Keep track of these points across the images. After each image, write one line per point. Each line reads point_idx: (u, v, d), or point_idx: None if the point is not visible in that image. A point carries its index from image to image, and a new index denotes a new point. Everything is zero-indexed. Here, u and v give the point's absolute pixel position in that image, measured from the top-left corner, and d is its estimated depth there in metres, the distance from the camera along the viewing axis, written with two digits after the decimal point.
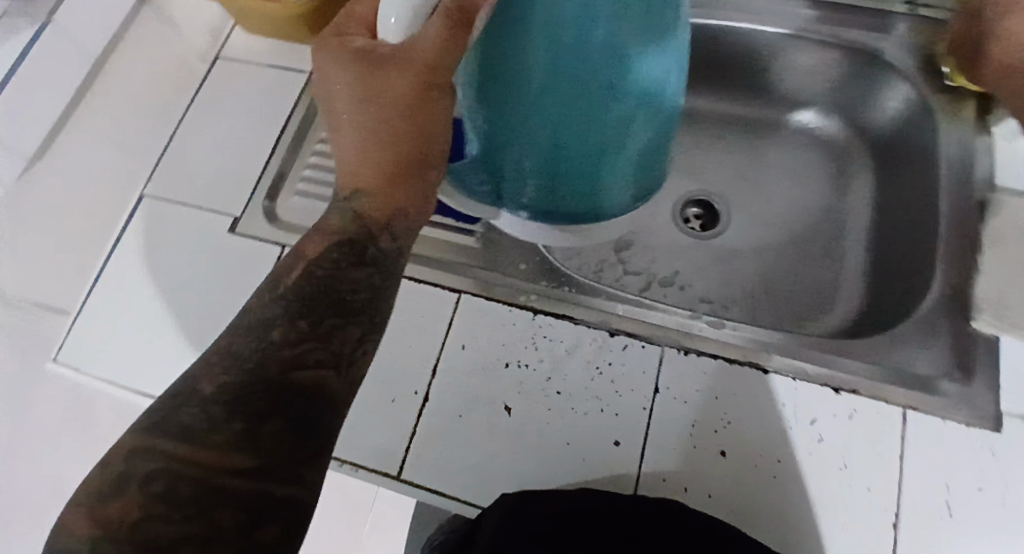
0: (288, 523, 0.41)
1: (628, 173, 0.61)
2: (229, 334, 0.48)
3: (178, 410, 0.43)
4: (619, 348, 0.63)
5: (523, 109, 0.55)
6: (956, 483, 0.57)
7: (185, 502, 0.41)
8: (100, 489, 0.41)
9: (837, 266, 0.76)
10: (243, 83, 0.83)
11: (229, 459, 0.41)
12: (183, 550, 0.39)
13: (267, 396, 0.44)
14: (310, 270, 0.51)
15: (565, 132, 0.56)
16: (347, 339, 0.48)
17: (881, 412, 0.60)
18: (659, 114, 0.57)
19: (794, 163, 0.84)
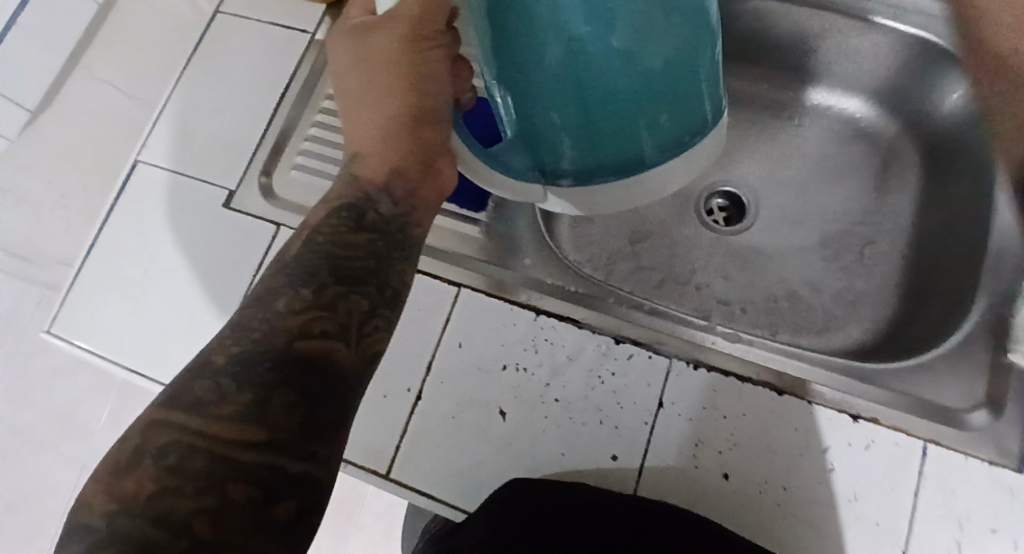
0: (301, 500, 0.40)
1: (680, 120, 0.48)
2: (242, 309, 0.46)
3: (191, 381, 0.43)
4: (624, 357, 0.62)
5: (537, 56, 0.43)
6: (972, 523, 0.55)
7: (200, 475, 0.40)
8: (117, 462, 0.40)
9: (870, 274, 0.71)
10: (243, 42, 0.81)
11: (240, 432, 0.40)
12: (198, 525, 0.38)
13: (271, 368, 0.43)
14: (310, 238, 0.50)
15: (595, 73, 0.44)
16: (355, 310, 0.47)
17: (901, 445, 0.58)
18: (703, 27, 0.44)
19: (828, 155, 0.78)
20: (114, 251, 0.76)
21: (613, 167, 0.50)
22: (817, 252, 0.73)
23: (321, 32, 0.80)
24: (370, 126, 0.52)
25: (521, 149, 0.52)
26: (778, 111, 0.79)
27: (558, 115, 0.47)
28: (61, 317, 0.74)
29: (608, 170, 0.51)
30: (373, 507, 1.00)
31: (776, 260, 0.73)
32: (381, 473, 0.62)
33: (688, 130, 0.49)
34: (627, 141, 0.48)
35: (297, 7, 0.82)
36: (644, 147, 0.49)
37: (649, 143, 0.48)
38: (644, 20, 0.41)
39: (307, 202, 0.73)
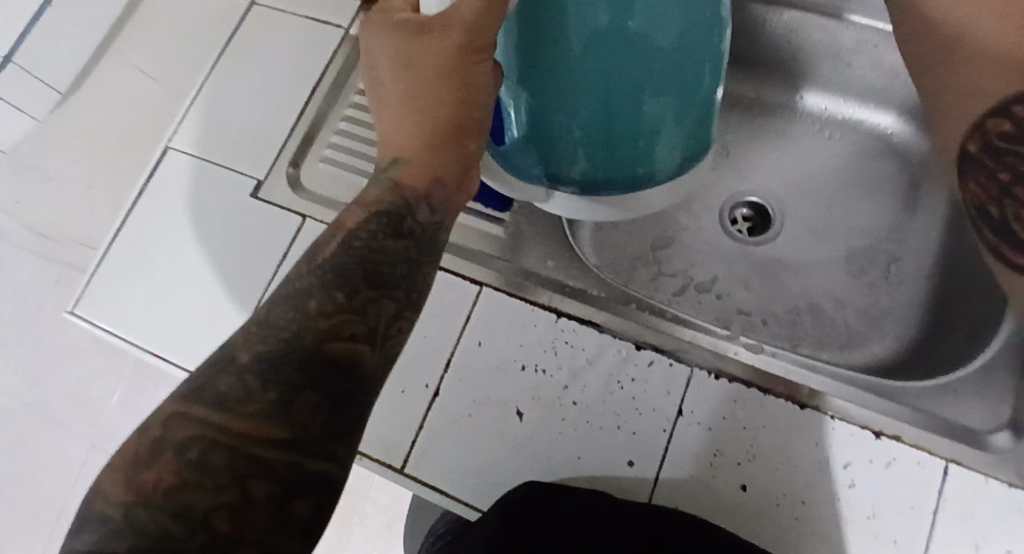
0: (319, 497, 0.40)
1: (681, 143, 0.55)
2: (268, 307, 0.46)
3: (215, 376, 0.42)
4: (644, 363, 0.62)
5: (567, 89, 0.49)
6: (992, 546, 0.54)
7: (221, 471, 0.39)
8: (137, 454, 0.40)
9: (895, 290, 0.70)
10: (277, 33, 0.81)
11: (264, 431, 0.40)
12: (218, 519, 0.38)
13: (298, 368, 0.43)
14: (347, 243, 0.48)
15: (616, 107, 0.50)
16: (380, 314, 0.46)
17: (921, 464, 0.57)
18: (707, 69, 0.50)
19: (856, 169, 0.77)
20: (139, 233, 0.76)
21: (619, 177, 0.56)
22: (842, 266, 0.73)
23: (355, 27, 0.80)
24: (413, 130, 0.51)
25: (539, 160, 0.57)
26: (808, 124, 0.79)
27: (579, 127, 0.52)
28: (85, 298, 0.75)
29: (615, 179, 0.56)
30: (380, 500, 1.00)
31: (800, 273, 0.73)
32: (396, 468, 0.62)
33: (685, 151, 0.56)
34: (638, 151, 0.54)
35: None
36: (650, 159, 0.55)
37: (656, 161, 0.55)
38: (661, 67, 0.48)
39: (333, 195, 0.73)
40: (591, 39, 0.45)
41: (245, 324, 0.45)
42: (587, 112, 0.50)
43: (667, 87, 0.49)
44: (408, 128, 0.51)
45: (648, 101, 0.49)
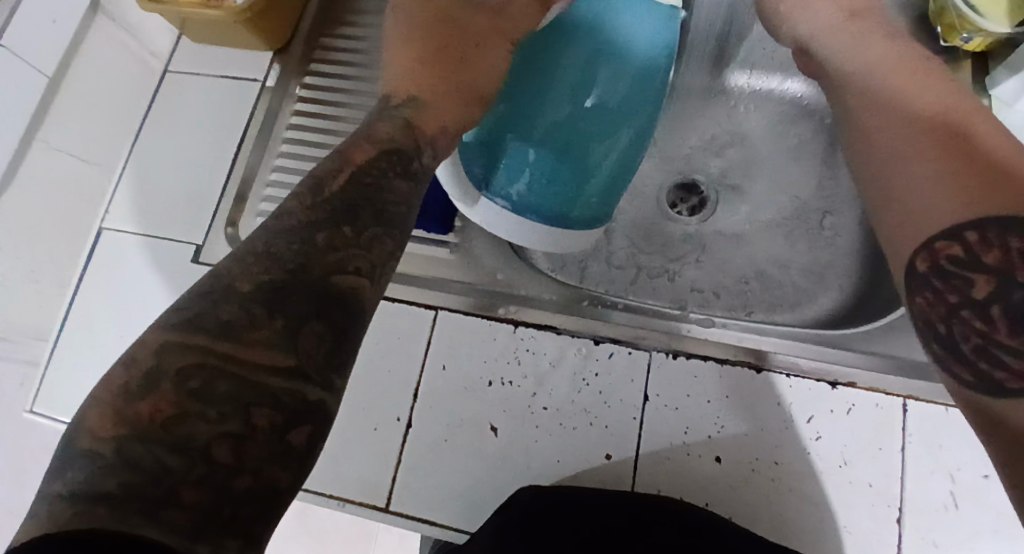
0: (316, 427, 0.38)
1: (605, 193, 0.67)
2: (267, 236, 0.43)
3: (212, 306, 0.40)
4: (605, 357, 0.64)
5: (540, 110, 0.67)
6: (962, 472, 0.58)
7: (223, 399, 0.37)
8: (127, 386, 0.37)
9: (832, 244, 0.73)
10: (195, 97, 0.82)
11: (270, 359, 0.38)
12: (219, 450, 0.35)
13: (303, 297, 0.41)
14: (354, 179, 0.48)
15: (569, 132, 0.67)
16: (382, 250, 0.46)
17: (881, 405, 0.60)
18: (639, 131, 0.69)
19: (781, 134, 0.79)
20: (87, 321, 0.75)
21: (553, 205, 0.64)
22: (780, 230, 0.75)
23: (271, 79, 0.81)
24: (433, 80, 0.61)
25: (484, 161, 0.64)
26: (726, 98, 0.81)
27: (536, 145, 0.65)
28: (40, 396, 0.74)
29: (555, 196, 0.65)
30: (385, 542, 0.98)
31: (742, 244, 0.75)
32: (381, 507, 0.62)
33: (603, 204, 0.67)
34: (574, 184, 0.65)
35: (239, 55, 0.82)
36: (584, 185, 0.66)
37: (587, 194, 0.66)
38: (609, 119, 0.68)
39: None
40: (569, 82, 0.68)
41: (239, 251, 0.43)
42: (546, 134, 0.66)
43: (609, 135, 0.67)
44: (431, 77, 0.61)
45: (594, 142, 0.67)
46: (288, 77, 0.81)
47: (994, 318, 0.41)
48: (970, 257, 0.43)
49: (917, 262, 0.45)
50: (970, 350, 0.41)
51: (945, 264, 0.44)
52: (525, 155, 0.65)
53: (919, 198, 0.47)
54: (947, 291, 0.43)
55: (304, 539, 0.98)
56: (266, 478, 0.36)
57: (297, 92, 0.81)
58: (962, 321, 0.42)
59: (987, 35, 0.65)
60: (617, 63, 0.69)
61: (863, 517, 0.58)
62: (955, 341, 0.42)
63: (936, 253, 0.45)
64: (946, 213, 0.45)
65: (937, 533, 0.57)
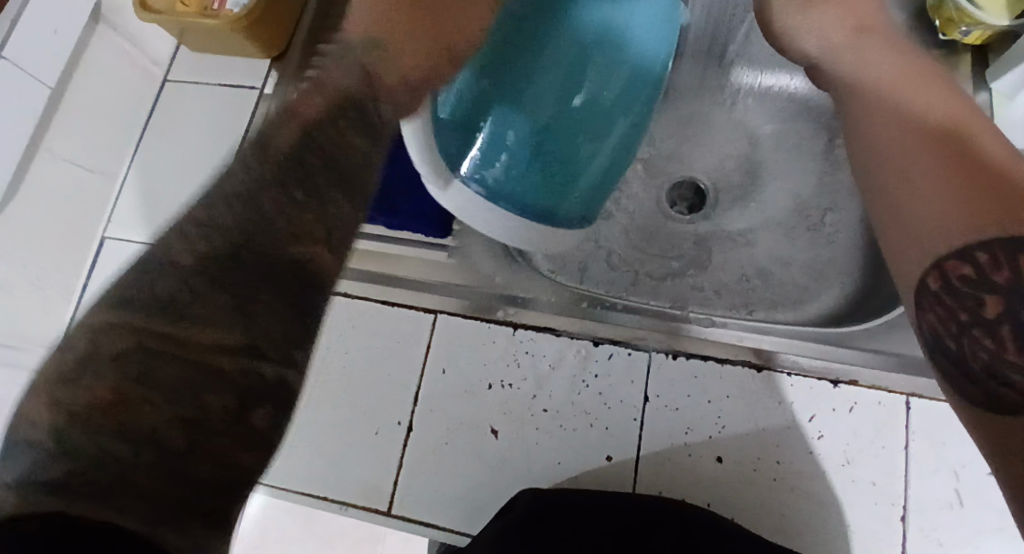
0: (276, 403, 0.38)
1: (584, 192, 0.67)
2: (204, 202, 0.37)
3: (148, 281, 0.36)
4: (604, 358, 0.64)
5: (525, 95, 0.66)
6: (966, 469, 0.58)
7: (169, 382, 0.36)
8: (64, 370, 0.35)
9: (834, 241, 0.73)
10: None
11: (217, 339, 0.36)
12: (172, 435, 0.36)
13: (248, 271, 0.37)
14: (303, 134, 0.39)
15: (551, 124, 0.66)
16: (342, 212, 0.39)
17: (884, 403, 0.60)
18: (621, 131, 0.69)
19: (781, 132, 0.79)
20: None
21: (527, 200, 0.64)
22: (781, 227, 0.75)
23: (269, 86, 0.84)
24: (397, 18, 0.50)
25: (461, 140, 0.64)
26: (726, 96, 0.80)
27: (514, 130, 0.65)
28: None
29: (532, 190, 0.64)
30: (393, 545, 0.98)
31: (743, 243, 0.75)
32: (383, 511, 0.63)
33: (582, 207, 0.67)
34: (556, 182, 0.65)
35: (238, 63, 0.85)
36: (563, 182, 0.66)
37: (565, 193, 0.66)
38: (594, 116, 0.68)
39: None
40: (559, 72, 0.67)
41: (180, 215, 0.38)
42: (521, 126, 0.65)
43: (593, 133, 0.67)
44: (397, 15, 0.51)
45: (577, 137, 0.67)
46: (285, 81, 0.83)
47: (1004, 337, 0.39)
48: (980, 277, 0.41)
49: (928, 280, 0.44)
50: (978, 366, 0.40)
51: (956, 284, 0.43)
52: (501, 141, 0.64)
53: (933, 215, 0.46)
54: (961, 309, 0.42)
55: (312, 543, 0.98)
56: (225, 458, 0.37)
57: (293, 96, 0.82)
58: (971, 337, 0.40)
59: (985, 27, 0.65)
60: (610, 59, 0.69)
61: (866, 517, 0.58)
62: (965, 360, 0.41)
63: (945, 271, 0.44)
64: (970, 232, 0.43)
65: (941, 530, 0.57)
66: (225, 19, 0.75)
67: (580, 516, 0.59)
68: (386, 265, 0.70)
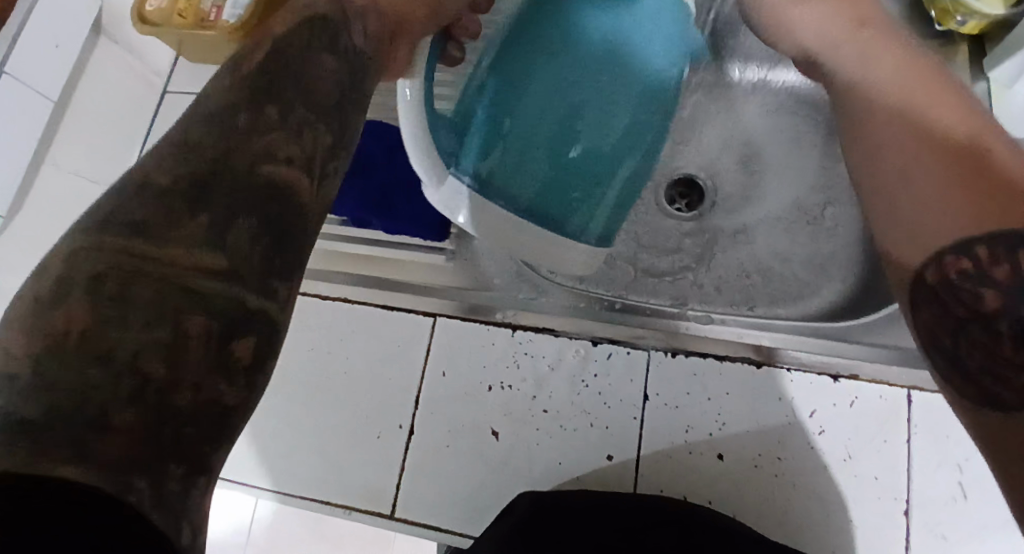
0: (261, 335, 0.35)
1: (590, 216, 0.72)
2: (182, 122, 0.38)
3: (125, 204, 0.35)
4: (603, 358, 0.64)
5: (512, 137, 0.73)
6: (970, 462, 0.57)
7: (145, 305, 0.33)
8: (39, 297, 0.32)
9: (834, 235, 0.72)
10: None
11: (196, 259, 0.34)
12: (150, 360, 0.32)
13: (229, 190, 0.36)
14: (274, 47, 0.43)
15: (541, 160, 0.73)
16: (316, 139, 0.41)
17: (885, 397, 0.59)
18: (624, 162, 0.75)
19: (778, 127, 0.78)
20: None
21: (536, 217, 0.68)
22: (781, 222, 0.74)
23: None
24: None
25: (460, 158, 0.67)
26: (723, 92, 0.80)
27: (504, 163, 0.71)
28: None
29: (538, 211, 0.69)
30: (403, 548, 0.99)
31: (743, 239, 0.74)
32: (386, 514, 0.63)
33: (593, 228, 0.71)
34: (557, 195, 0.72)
35: None
36: (567, 209, 0.71)
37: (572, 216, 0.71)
38: (586, 153, 0.75)
39: None
40: (542, 118, 0.75)
41: (155, 148, 0.38)
42: (514, 143, 0.73)
43: (586, 167, 0.74)
44: None
45: (571, 171, 0.73)
46: None
47: (1000, 334, 0.38)
48: (977, 272, 0.40)
49: (927, 271, 0.43)
50: (975, 364, 0.39)
51: (952, 276, 0.41)
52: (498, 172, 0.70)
53: (918, 206, 0.46)
54: (956, 306, 0.40)
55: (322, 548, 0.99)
56: (207, 396, 0.33)
57: None
58: (969, 335, 0.39)
59: (981, 16, 0.65)
60: (603, 101, 0.77)
61: (870, 512, 0.57)
62: (963, 358, 0.40)
63: (945, 267, 0.42)
64: (945, 229, 0.43)
65: (945, 525, 0.56)
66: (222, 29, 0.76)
67: (579, 518, 0.58)
68: (385, 269, 0.70)
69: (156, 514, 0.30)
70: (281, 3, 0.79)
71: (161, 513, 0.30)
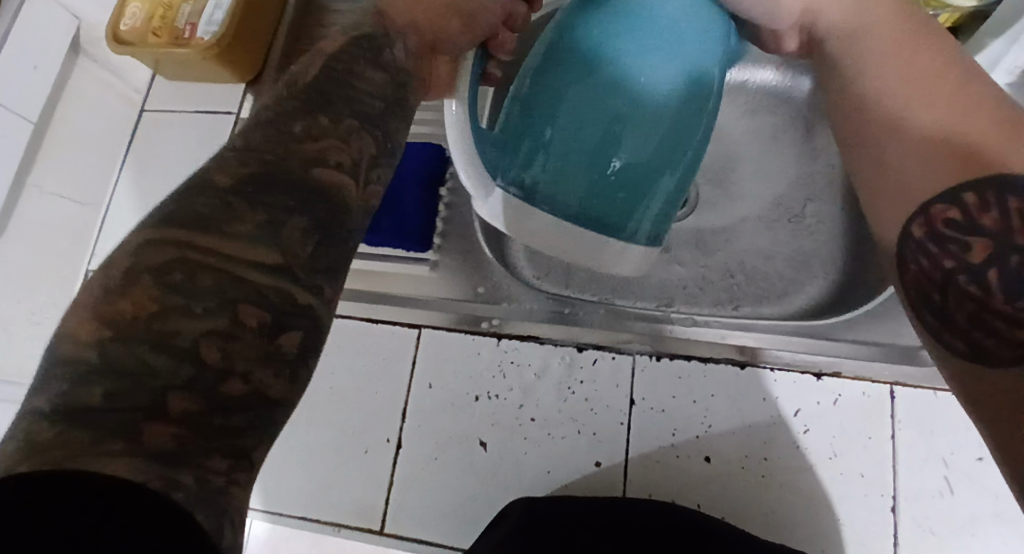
0: (307, 330, 0.35)
1: (648, 215, 0.64)
2: (241, 132, 0.39)
3: (188, 199, 0.35)
4: (589, 364, 0.64)
5: (564, 127, 0.64)
6: (956, 456, 0.58)
7: (204, 293, 0.33)
8: (106, 283, 0.32)
9: (816, 231, 0.73)
10: (173, 133, 0.86)
11: (253, 253, 0.34)
12: (208, 347, 0.32)
13: (285, 188, 0.37)
14: (328, 66, 0.43)
15: (597, 147, 0.64)
16: (363, 148, 0.41)
17: (869, 394, 0.60)
18: (678, 155, 0.65)
19: (760, 127, 0.78)
20: None
21: (590, 219, 0.63)
22: (763, 221, 0.74)
23: (246, 110, 0.85)
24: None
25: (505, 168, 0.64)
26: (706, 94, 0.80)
27: (556, 163, 0.64)
28: None
29: (591, 216, 0.63)
30: None
31: (726, 238, 0.74)
32: (375, 529, 0.63)
33: (651, 226, 0.65)
34: (610, 187, 0.64)
35: (217, 90, 0.86)
36: (626, 208, 0.64)
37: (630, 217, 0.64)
38: (644, 134, 0.64)
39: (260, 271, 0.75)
40: (595, 95, 0.65)
41: (217, 154, 0.38)
42: (566, 134, 0.64)
43: (650, 154, 0.64)
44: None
45: (632, 158, 0.64)
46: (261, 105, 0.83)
47: (989, 283, 0.38)
48: (965, 220, 0.41)
49: (914, 227, 0.45)
50: (965, 317, 0.39)
51: (942, 228, 0.43)
52: (549, 175, 0.64)
53: (915, 181, 0.47)
54: (943, 256, 0.42)
55: None
56: (257, 384, 0.33)
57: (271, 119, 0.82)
58: (958, 287, 0.40)
59: (954, 10, 0.65)
60: (650, 72, 0.65)
61: (856, 509, 0.58)
62: (949, 310, 0.41)
63: (933, 218, 0.44)
64: (939, 181, 0.45)
65: (933, 521, 0.57)
66: (193, 48, 0.77)
67: (575, 518, 0.57)
68: (372, 283, 0.70)
69: (200, 512, 0.29)
70: (257, 21, 0.79)
71: (205, 511, 0.29)
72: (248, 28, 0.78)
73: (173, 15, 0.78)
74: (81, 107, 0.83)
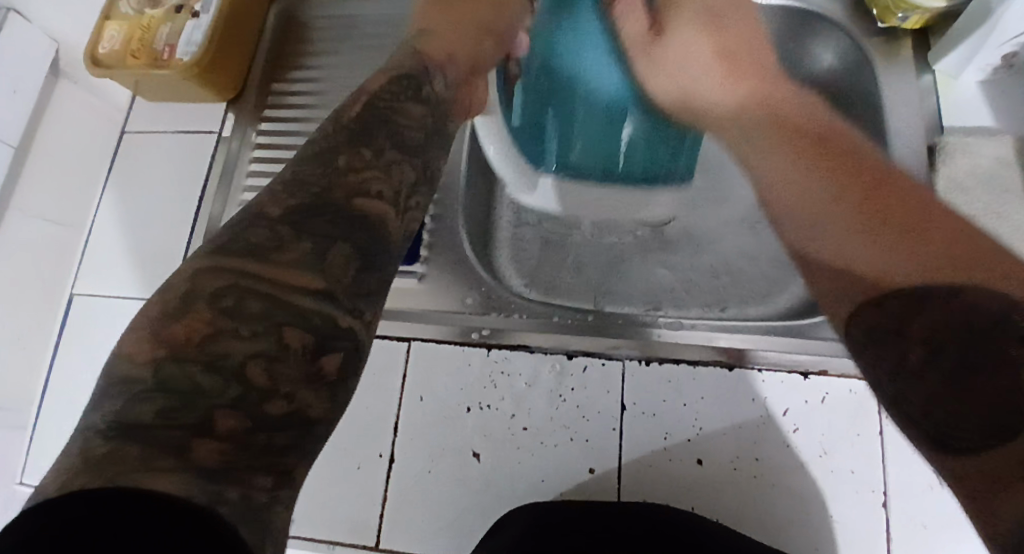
0: (347, 355, 0.38)
1: (675, 161, 0.79)
2: (295, 167, 0.45)
3: (245, 230, 0.40)
4: (579, 371, 0.64)
5: (582, 112, 0.78)
6: None
7: (254, 317, 0.37)
8: (166, 307, 0.37)
9: None
10: (152, 153, 0.85)
11: (302, 280, 0.39)
12: (254, 367, 0.36)
13: (328, 220, 0.42)
14: (370, 101, 0.51)
15: (616, 122, 0.78)
16: (403, 176, 0.47)
17: (855, 391, 0.61)
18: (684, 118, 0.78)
19: None
20: (75, 385, 0.78)
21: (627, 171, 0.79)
22: (747, 226, 0.76)
23: (228, 128, 0.84)
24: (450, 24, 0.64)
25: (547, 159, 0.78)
26: None
27: (585, 141, 0.79)
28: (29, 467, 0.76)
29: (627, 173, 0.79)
30: None
31: (710, 242, 0.75)
32: (371, 546, 0.63)
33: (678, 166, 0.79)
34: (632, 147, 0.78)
35: (195, 110, 0.85)
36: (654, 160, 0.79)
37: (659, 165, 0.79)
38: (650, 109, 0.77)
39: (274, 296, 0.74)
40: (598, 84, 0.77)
41: (268, 186, 0.44)
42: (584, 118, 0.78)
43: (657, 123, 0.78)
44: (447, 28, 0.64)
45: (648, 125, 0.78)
46: (243, 124, 0.83)
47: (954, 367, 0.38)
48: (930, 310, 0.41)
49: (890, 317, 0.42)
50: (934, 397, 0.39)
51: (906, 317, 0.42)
52: (583, 150, 0.79)
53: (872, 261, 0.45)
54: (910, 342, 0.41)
55: None
56: (301, 403, 0.36)
57: (254, 138, 0.82)
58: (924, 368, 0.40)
59: (923, 11, 0.67)
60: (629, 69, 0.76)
61: (849, 507, 0.58)
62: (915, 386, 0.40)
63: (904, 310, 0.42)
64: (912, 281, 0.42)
65: (925, 513, 0.57)
66: (174, 69, 0.77)
67: (573, 529, 0.57)
68: None
69: (244, 526, 0.32)
70: (236, 43, 0.82)
71: (247, 527, 0.32)
72: (227, 47, 0.80)
73: (151, 37, 0.78)
74: (59, 126, 0.82)
